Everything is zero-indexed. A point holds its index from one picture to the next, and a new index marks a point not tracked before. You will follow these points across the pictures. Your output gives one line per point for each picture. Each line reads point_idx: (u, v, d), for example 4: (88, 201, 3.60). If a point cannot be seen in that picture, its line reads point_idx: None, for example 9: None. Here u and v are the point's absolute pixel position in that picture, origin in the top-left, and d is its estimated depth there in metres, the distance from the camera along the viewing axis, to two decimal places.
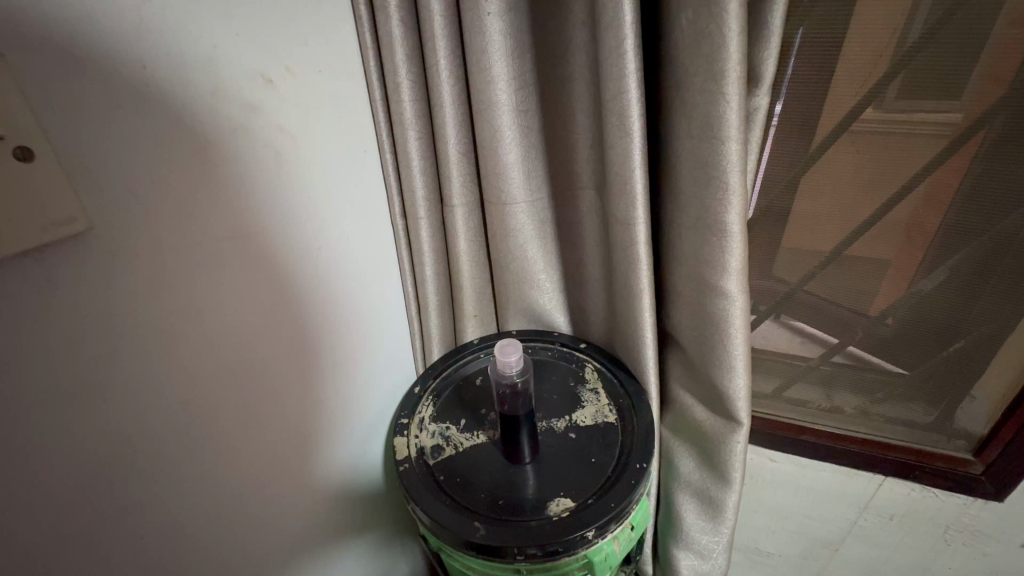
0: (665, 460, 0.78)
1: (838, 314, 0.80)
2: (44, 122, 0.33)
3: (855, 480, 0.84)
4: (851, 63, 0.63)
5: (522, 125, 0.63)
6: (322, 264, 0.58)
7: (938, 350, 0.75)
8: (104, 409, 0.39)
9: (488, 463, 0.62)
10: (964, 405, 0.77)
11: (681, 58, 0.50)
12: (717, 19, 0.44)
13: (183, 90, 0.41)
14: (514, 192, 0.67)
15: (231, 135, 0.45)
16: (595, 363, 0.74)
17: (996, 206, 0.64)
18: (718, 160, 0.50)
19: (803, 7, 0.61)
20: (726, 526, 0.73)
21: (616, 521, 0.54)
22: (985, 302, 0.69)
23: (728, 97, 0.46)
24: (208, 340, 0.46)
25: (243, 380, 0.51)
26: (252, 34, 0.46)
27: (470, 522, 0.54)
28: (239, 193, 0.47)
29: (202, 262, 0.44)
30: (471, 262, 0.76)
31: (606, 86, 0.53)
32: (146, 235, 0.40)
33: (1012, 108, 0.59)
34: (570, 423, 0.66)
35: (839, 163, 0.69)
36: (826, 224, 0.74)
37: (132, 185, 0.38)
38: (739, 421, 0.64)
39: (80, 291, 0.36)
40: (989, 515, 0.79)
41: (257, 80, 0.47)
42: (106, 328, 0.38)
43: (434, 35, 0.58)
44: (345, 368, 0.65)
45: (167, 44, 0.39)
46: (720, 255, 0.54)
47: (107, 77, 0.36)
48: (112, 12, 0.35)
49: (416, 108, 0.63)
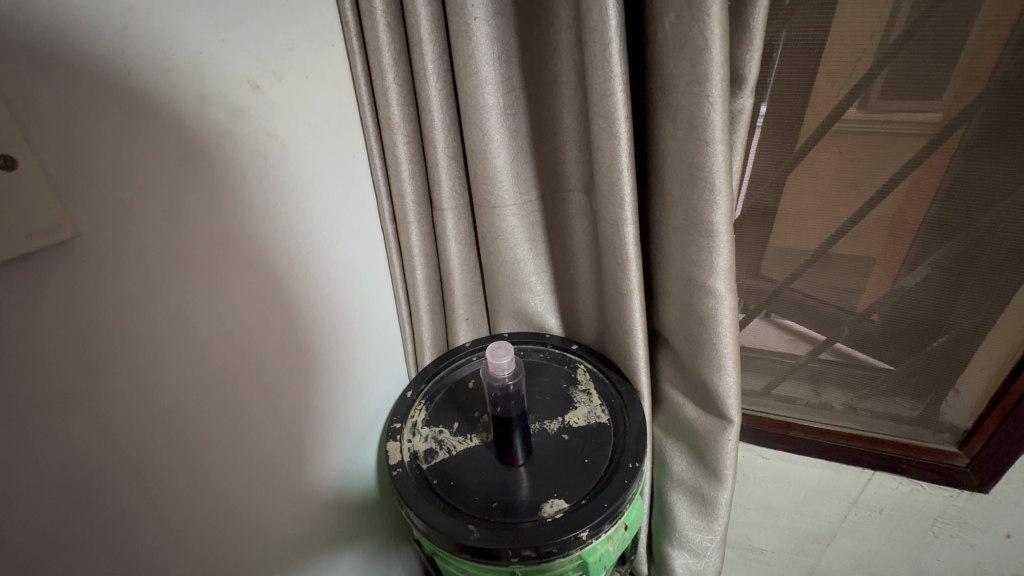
0: (657, 459, 0.79)
1: (824, 311, 0.81)
2: (29, 129, 0.32)
3: (845, 475, 0.86)
4: (832, 65, 0.64)
5: (510, 128, 0.64)
6: (313, 269, 0.58)
7: (922, 344, 0.77)
8: (93, 417, 0.39)
9: (481, 465, 0.62)
10: (949, 398, 0.79)
11: (665, 61, 0.51)
12: (699, 24, 0.44)
13: (168, 95, 0.40)
14: (503, 195, 0.67)
15: (217, 141, 0.45)
16: (586, 363, 0.74)
17: (976, 203, 0.65)
18: (703, 161, 0.50)
19: (784, 11, 0.62)
20: (718, 524, 0.73)
21: (611, 521, 0.54)
22: (966, 298, 0.71)
23: (712, 100, 0.47)
24: (200, 346, 0.46)
25: (235, 386, 0.51)
26: (239, 39, 0.46)
27: (464, 525, 0.54)
28: (227, 199, 0.46)
29: (191, 268, 0.44)
30: (461, 265, 0.76)
31: (592, 89, 0.54)
32: (133, 242, 0.39)
33: (988, 107, 0.61)
34: (563, 424, 0.66)
35: (822, 164, 0.70)
36: (812, 223, 0.75)
37: (118, 192, 0.38)
38: (729, 419, 0.65)
39: (67, 298, 0.36)
40: (974, 506, 0.81)
41: (243, 86, 0.47)
42: (94, 336, 0.38)
43: (421, 40, 0.58)
44: (336, 373, 0.65)
45: (149, 49, 0.39)
46: (708, 254, 0.55)
47: (93, 85, 0.35)
48: (96, 18, 0.35)
49: (404, 112, 0.63)
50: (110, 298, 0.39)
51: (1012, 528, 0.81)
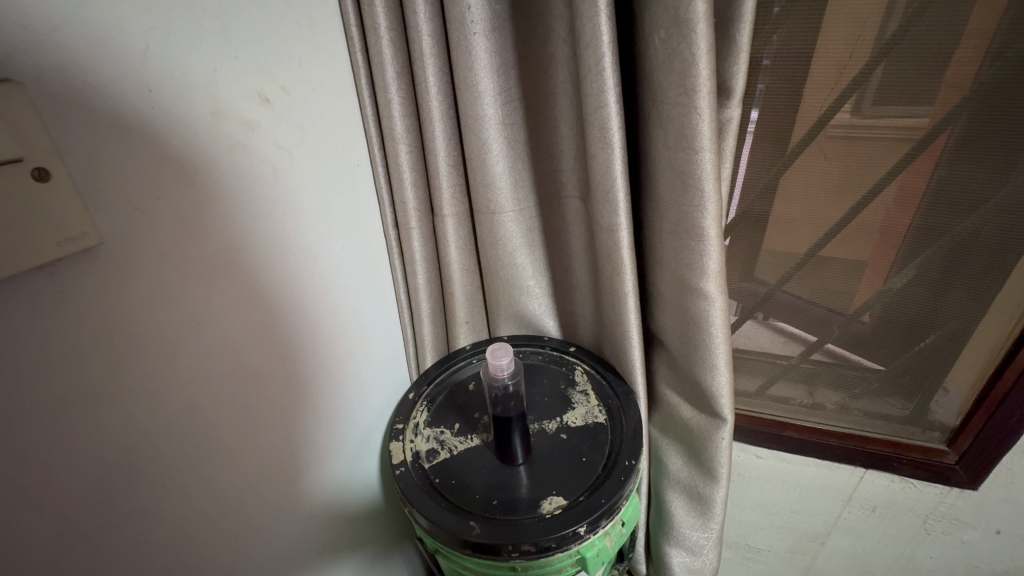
0: (654, 459, 0.80)
1: (816, 312, 0.83)
2: (58, 142, 0.34)
3: (838, 474, 0.87)
4: (819, 74, 0.67)
5: (509, 138, 0.66)
6: (317, 274, 0.60)
7: (911, 345, 0.79)
8: (111, 417, 0.40)
9: (482, 464, 0.63)
10: (938, 397, 0.80)
11: (656, 73, 0.53)
12: (687, 39, 0.47)
13: (183, 110, 0.42)
14: (502, 202, 0.69)
15: (228, 153, 0.47)
16: (583, 365, 0.76)
17: (959, 206, 0.68)
18: (693, 168, 0.53)
19: (771, 23, 0.65)
20: (714, 522, 0.75)
21: (607, 517, 0.56)
22: (953, 298, 0.73)
23: (700, 110, 0.49)
24: (208, 349, 0.48)
25: (242, 388, 0.52)
26: (249, 56, 0.48)
27: (466, 522, 0.55)
28: (235, 208, 0.48)
29: (198, 277, 0.46)
30: (462, 269, 0.78)
31: (587, 100, 0.56)
32: (149, 249, 0.41)
33: (968, 115, 0.63)
34: (561, 423, 0.68)
35: (810, 170, 0.73)
36: (802, 227, 0.77)
37: (136, 202, 0.40)
38: (723, 418, 0.66)
39: (88, 303, 0.38)
40: (964, 503, 0.83)
41: (254, 99, 0.49)
42: (111, 339, 0.40)
43: (423, 53, 0.60)
44: (338, 378, 0.66)
45: (167, 66, 0.41)
46: (699, 257, 0.57)
47: (112, 100, 0.37)
48: (118, 38, 0.37)
49: (406, 122, 0.65)
50: (128, 301, 0.40)
51: (1002, 524, 0.83)
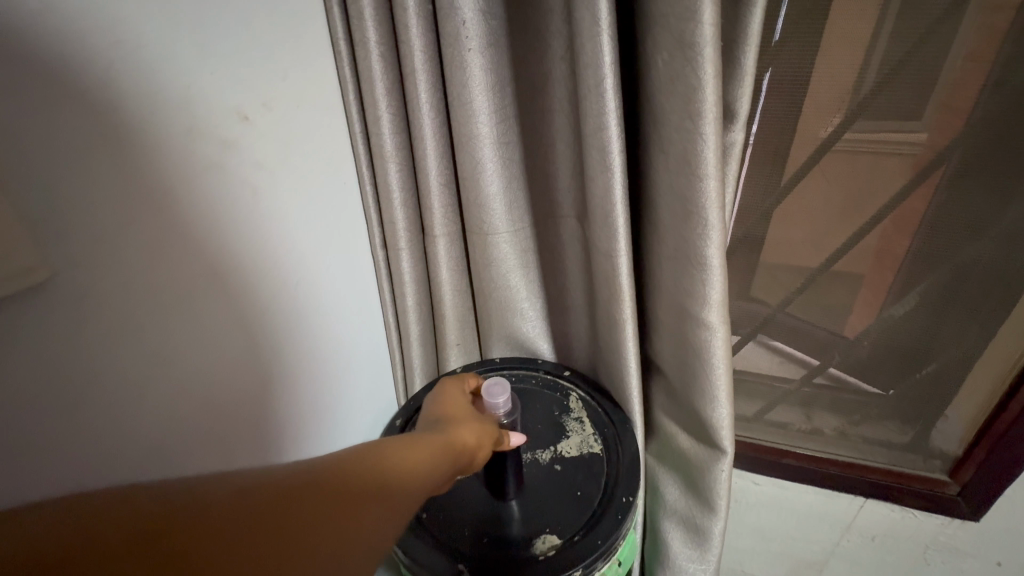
0: (650, 488, 0.78)
1: (815, 335, 0.81)
2: (6, 168, 0.31)
3: (835, 502, 0.86)
4: (821, 98, 0.65)
5: (503, 158, 0.63)
6: (300, 297, 0.57)
7: (912, 371, 0.77)
8: (68, 466, 0.37)
9: (472, 498, 0.60)
10: (938, 424, 0.79)
11: (659, 95, 0.51)
12: (693, 63, 0.44)
13: (157, 129, 0.40)
14: (495, 222, 0.67)
15: (205, 176, 0.44)
16: (579, 391, 0.73)
17: (961, 234, 0.66)
18: (696, 196, 0.50)
19: (772, 47, 0.63)
20: (712, 555, 0.72)
21: (604, 558, 0.54)
22: (954, 326, 0.72)
23: (705, 135, 0.47)
24: (181, 384, 0.44)
25: (220, 422, 0.49)
26: (226, 71, 0.45)
27: (454, 564, 0.52)
28: (213, 232, 0.45)
29: (173, 306, 0.43)
30: (454, 291, 0.75)
31: (586, 121, 0.53)
32: (113, 280, 0.38)
33: (971, 142, 0.62)
34: (555, 453, 0.65)
35: (810, 194, 0.71)
36: (802, 250, 0.76)
37: (99, 230, 0.36)
38: (723, 450, 0.64)
39: (42, 343, 0.34)
40: (965, 533, 0.81)
41: (233, 117, 0.46)
42: (69, 379, 0.36)
43: (414, 70, 0.58)
44: (323, 403, 0.63)
45: (135, 84, 0.38)
46: (701, 286, 0.55)
47: (73, 122, 0.34)
48: (81, 56, 0.34)
49: (396, 140, 0.62)
50: (92, 336, 0.37)
51: (1002, 555, 0.81)
